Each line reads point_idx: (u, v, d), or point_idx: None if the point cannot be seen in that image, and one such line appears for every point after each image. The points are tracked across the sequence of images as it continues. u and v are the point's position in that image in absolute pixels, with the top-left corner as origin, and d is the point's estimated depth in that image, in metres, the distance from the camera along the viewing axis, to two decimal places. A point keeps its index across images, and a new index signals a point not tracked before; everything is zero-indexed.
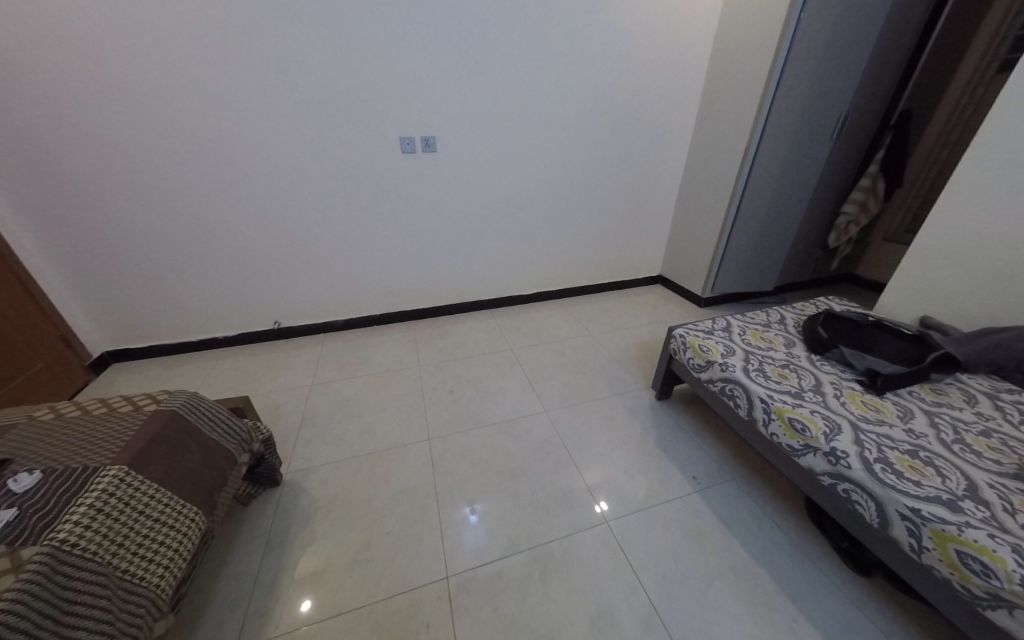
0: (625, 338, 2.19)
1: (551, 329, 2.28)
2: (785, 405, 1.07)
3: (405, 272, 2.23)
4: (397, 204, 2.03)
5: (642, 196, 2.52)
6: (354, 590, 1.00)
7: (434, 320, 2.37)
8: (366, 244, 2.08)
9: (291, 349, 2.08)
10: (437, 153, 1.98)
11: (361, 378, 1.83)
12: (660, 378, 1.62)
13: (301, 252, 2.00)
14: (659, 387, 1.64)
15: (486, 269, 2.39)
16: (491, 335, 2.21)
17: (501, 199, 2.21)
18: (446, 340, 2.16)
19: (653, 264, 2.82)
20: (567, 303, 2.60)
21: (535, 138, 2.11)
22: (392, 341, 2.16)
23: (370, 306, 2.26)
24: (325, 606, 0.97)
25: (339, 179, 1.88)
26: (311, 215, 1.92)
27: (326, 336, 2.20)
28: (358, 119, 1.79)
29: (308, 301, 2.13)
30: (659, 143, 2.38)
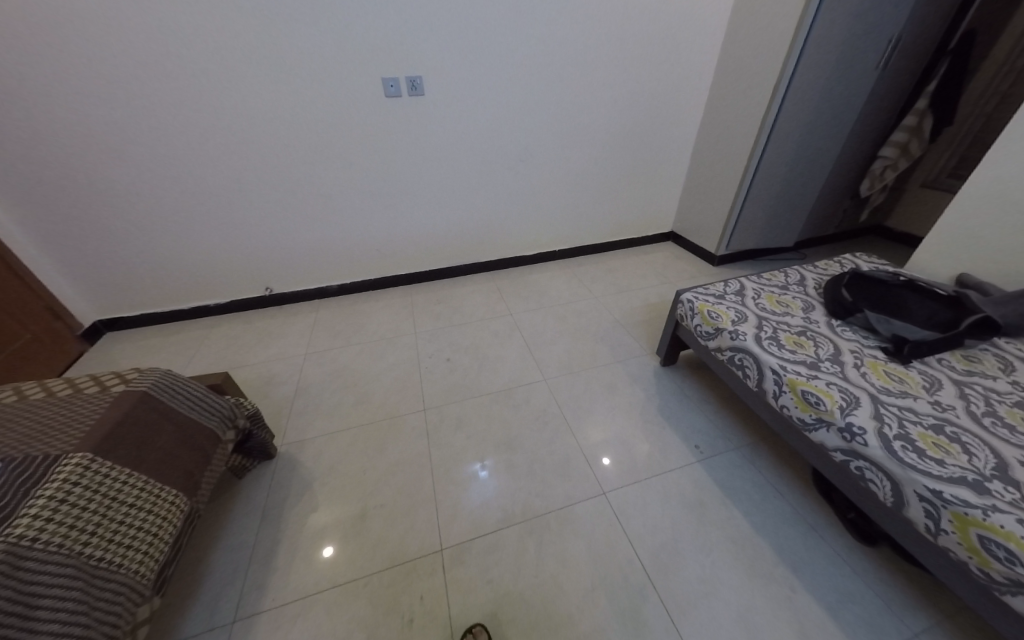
0: (631, 300, 2.08)
1: (554, 292, 2.18)
2: (799, 377, 0.99)
3: (398, 234, 2.11)
4: (384, 158, 1.87)
5: (654, 144, 2.29)
6: (362, 552, 1.04)
7: (431, 284, 2.28)
8: (355, 205, 1.96)
9: (285, 317, 2.03)
10: (425, 97, 1.77)
11: (356, 347, 1.80)
12: (665, 343, 1.54)
13: (285, 215, 1.89)
14: (664, 353, 1.58)
15: (485, 229, 2.25)
16: (490, 300, 2.12)
17: (498, 151, 2.02)
18: (444, 306, 2.09)
19: (665, 220, 2.64)
20: (571, 264, 2.47)
21: (534, 77, 1.87)
22: (389, 307, 2.09)
23: (364, 270, 2.17)
24: (346, 560, 1.02)
25: (318, 131, 1.72)
26: (292, 174, 1.78)
27: (320, 303, 2.13)
28: (332, 60, 1.58)
29: (299, 266, 2.05)
30: (674, 82, 2.11)
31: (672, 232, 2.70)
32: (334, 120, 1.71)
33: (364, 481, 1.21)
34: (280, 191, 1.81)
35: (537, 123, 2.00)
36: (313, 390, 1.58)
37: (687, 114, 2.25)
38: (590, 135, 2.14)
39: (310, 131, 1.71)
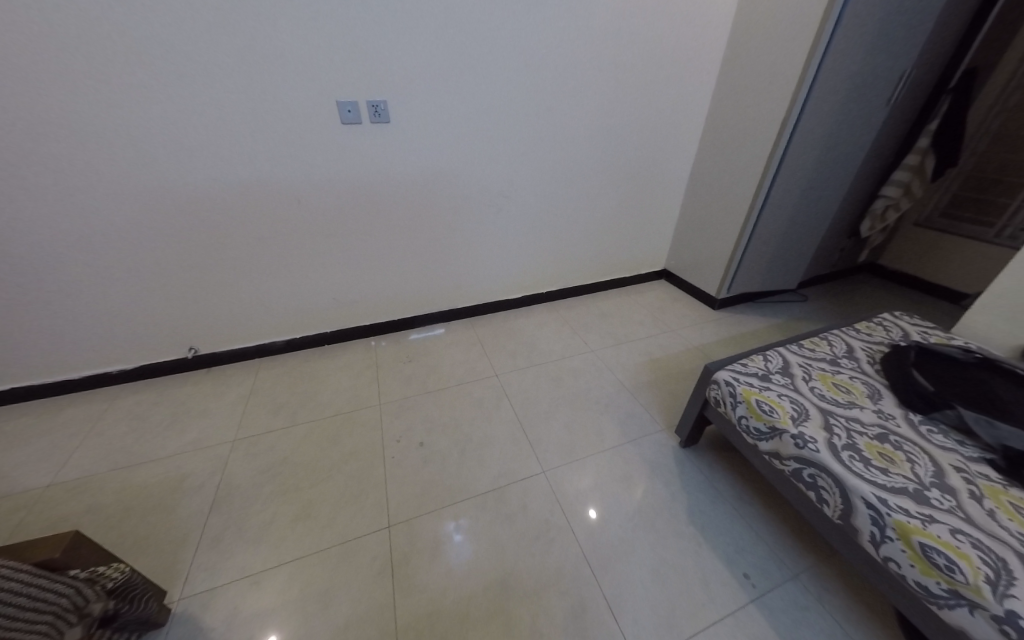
0: (633, 353, 1.81)
1: (543, 344, 1.88)
2: (909, 520, 0.71)
3: (358, 279, 1.77)
4: (338, 189, 1.54)
5: (648, 178, 2.10)
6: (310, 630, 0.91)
7: (400, 335, 1.94)
8: (303, 245, 1.60)
9: (211, 385, 1.61)
10: (389, 124, 1.49)
11: (303, 426, 1.42)
12: (686, 423, 1.28)
13: (212, 261, 1.51)
14: (684, 434, 1.31)
15: (462, 270, 1.95)
16: (470, 356, 1.80)
17: (476, 184, 1.74)
18: (414, 364, 1.74)
19: (658, 257, 2.43)
20: (559, 308, 2.19)
21: (518, 104, 1.63)
22: (345, 367, 1.72)
23: (317, 322, 1.80)
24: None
25: (255, 159, 1.38)
26: (221, 211, 1.43)
27: (260, 364, 1.73)
28: (272, 75, 1.28)
29: (233, 321, 1.66)
30: (669, 115, 1.94)
31: (665, 269, 2.48)
32: (275, 147, 1.39)
33: (311, 625, 0.91)
34: (203, 230, 1.44)
35: (521, 155, 1.76)
36: (236, 500, 1.17)
37: (682, 147, 2.07)
38: (580, 166, 1.91)
39: (244, 160, 1.37)
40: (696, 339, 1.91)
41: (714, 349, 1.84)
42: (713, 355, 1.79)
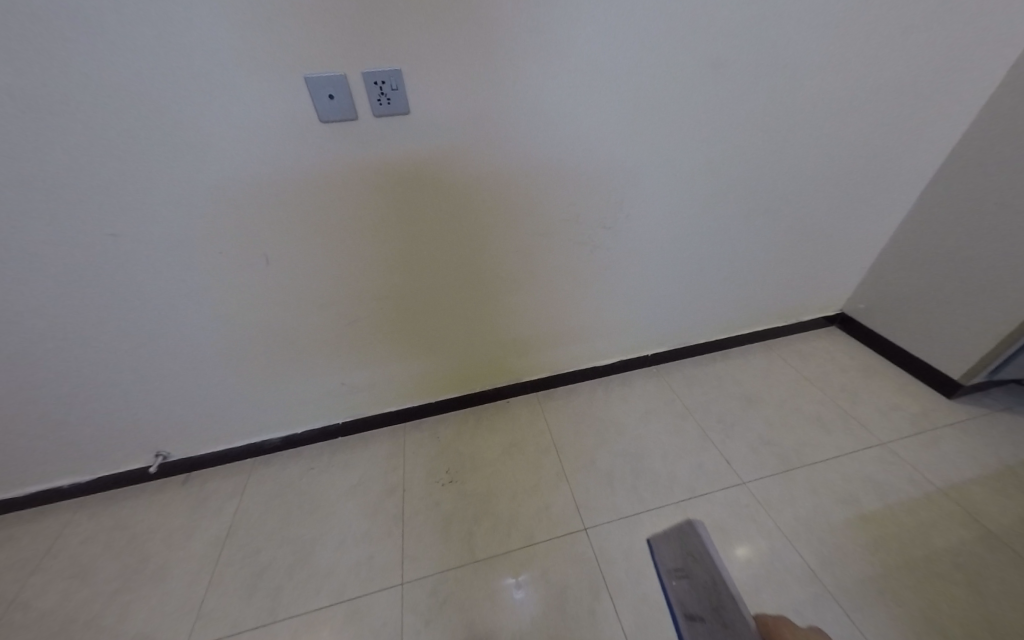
0: (820, 496, 1.06)
1: (656, 462, 1.18)
2: None
3: (373, 356, 1.19)
4: (338, 228, 0.94)
5: (855, 178, 1.21)
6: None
7: (440, 427, 1.35)
8: (290, 316, 1.05)
9: (180, 511, 1.15)
10: (407, 114, 0.83)
11: (285, 629, 0.91)
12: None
13: (157, 347, 1.01)
14: (705, 588, 0.66)
15: (528, 330, 1.29)
16: (540, 481, 1.16)
17: (563, 202, 1.03)
18: (454, 492, 1.15)
19: (834, 297, 1.55)
20: (673, 380, 1.46)
21: (644, 58, 0.87)
22: (359, 490, 1.18)
23: (323, 413, 1.28)
24: None
25: (181, 198, 0.83)
26: (147, 279, 0.91)
27: (250, 471, 1.25)
28: (177, 42, 0.68)
29: (208, 420, 1.18)
30: (928, 60, 1.02)
31: (840, 313, 1.60)
32: (213, 176, 0.81)
33: None
34: (130, 309, 0.94)
35: (641, 153, 1.00)
36: None
37: (936, 120, 1.13)
38: (739, 163, 1.09)
39: (162, 201, 0.82)
40: (935, 470, 1.09)
41: (987, 502, 1.01)
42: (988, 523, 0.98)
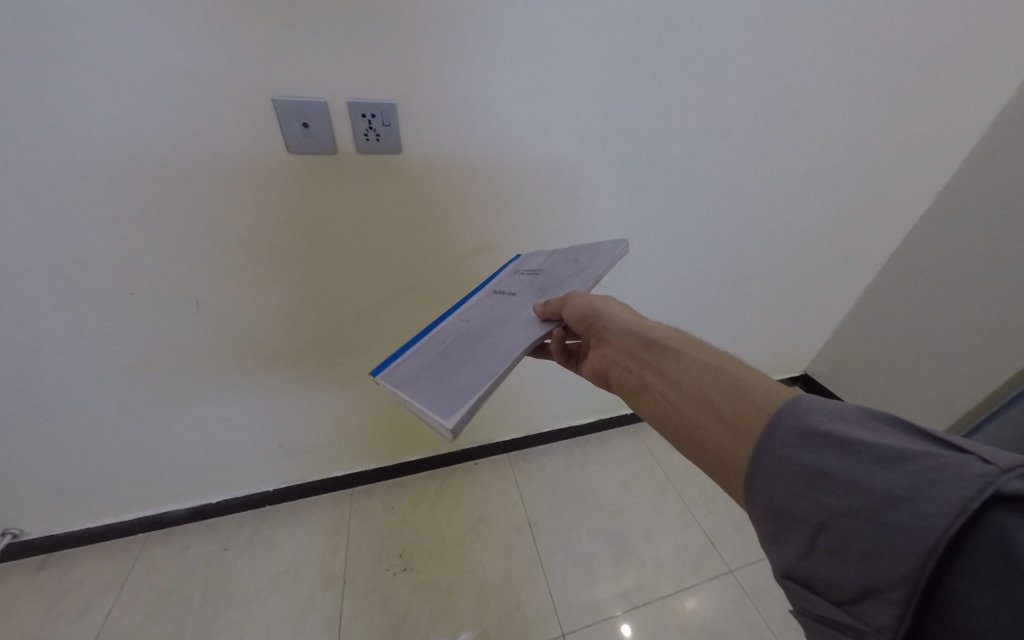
0: None
1: (639, 543, 1.09)
2: None
3: (323, 414, 1.02)
4: (300, 276, 0.80)
5: (826, 254, 1.26)
6: None
7: (395, 495, 1.18)
8: (222, 368, 0.87)
9: (24, 614, 0.85)
10: (396, 154, 0.72)
11: None
12: (483, 324, 0.57)
13: (27, 394, 0.77)
14: (551, 278, 0.62)
15: (502, 390, 1.20)
16: (511, 568, 1.02)
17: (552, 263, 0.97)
18: (409, 584, 0.98)
19: (799, 363, 1.59)
20: (650, 443, 1.39)
21: (650, 121, 0.83)
22: (286, 580, 0.96)
23: (250, 478, 1.06)
24: None
25: (87, 222, 0.65)
26: (23, 313, 0.69)
27: (139, 552, 0.97)
28: (105, 30, 0.53)
29: (90, 487, 0.91)
30: (894, 154, 1.09)
31: (803, 373, 1.63)
32: (137, 196, 0.65)
33: None
34: None
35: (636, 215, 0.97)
36: None
37: (895, 209, 1.21)
38: (726, 229, 1.08)
39: (57, 220, 0.63)
40: None
41: None
42: None
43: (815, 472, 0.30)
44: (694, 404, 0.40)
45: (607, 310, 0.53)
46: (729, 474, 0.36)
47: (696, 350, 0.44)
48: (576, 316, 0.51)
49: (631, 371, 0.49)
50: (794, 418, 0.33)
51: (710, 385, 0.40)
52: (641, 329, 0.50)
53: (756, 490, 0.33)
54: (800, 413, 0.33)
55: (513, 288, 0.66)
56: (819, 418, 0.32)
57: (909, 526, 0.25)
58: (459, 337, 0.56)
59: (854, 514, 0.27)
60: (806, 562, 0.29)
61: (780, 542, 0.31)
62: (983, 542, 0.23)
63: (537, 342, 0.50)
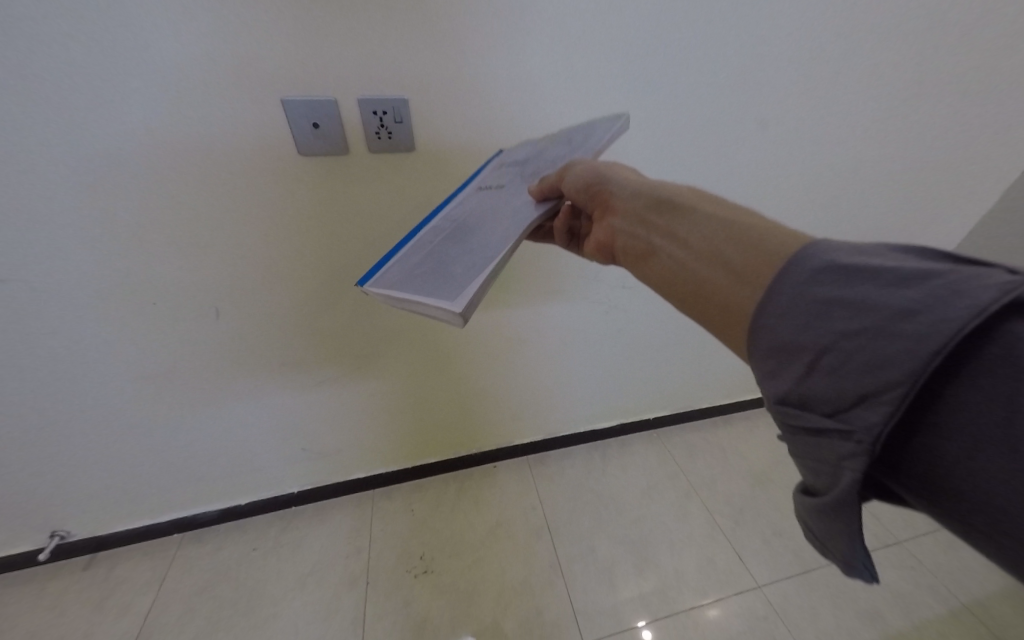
0: (841, 607, 0.95)
1: (662, 554, 1.06)
2: None
3: (343, 418, 1.03)
4: (320, 284, 0.80)
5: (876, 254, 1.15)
6: None
7: (417, 496, 1.19)
8: (245, 376, 0.89)
9: (75, 607, 0.91)
10: (411, 149, 0.68)
11: None
12: (471, 218, 0.51)
13: (68, 405, 0.81)
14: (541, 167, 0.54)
15: (521, 394, 1.18)
16: (531, 574, 1.02)
17: (569, 263, 0.94)
18: (429, 586, 0.99)
19: None
20: (675, 448, 1.35)
21: (685, 118, 0.75)
22: (312, 580, 0.99)
23: (277, 480, 1.09)
24: None
25: (110, 240, 0.66)
26: (58, 329, 0.72)
27: (177, 549, 1.02)
28: (117, 43, 0.52)
29: (128, 488, 0.96)
30: (966, 142, 0.96)
31: None
32: (155, 213, 0.65)
33: None
34: (33, 360, 0.74)
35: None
36: None
37: (958, 205, 1.09)
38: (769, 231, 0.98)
39: (84, 238, 0.65)
40: (955, 577, 1.00)
41: (1013, 622, 0.92)
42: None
43: (819, 294, 0.25)
44: (697, 257, 0.35)
45: (608, 178, 0.46)
46: (725, 319, 0.32)
47: (709, 204, 0.38)
48: (575, 190, 0.47)
49: (634, 237, 0.42)
50: (809, 250, 0.27)
51: (718, 233, 0.34)
52: (648, 191, 0.43)
53: (756, 333, 0.28)
54: (817, 248, 0.27)
55: (498, 180, 0.57)
56: (833, 249, 0.26)
57: (918, 330, 0.21)
58: (447, 236, 0.51)
59: (868, 336, 0.23)
60: (798, 384, 0.25)
61: (771, 367, 0.27)
62: (1003, 357, 0.20)
63: (534, 223, 0.47)
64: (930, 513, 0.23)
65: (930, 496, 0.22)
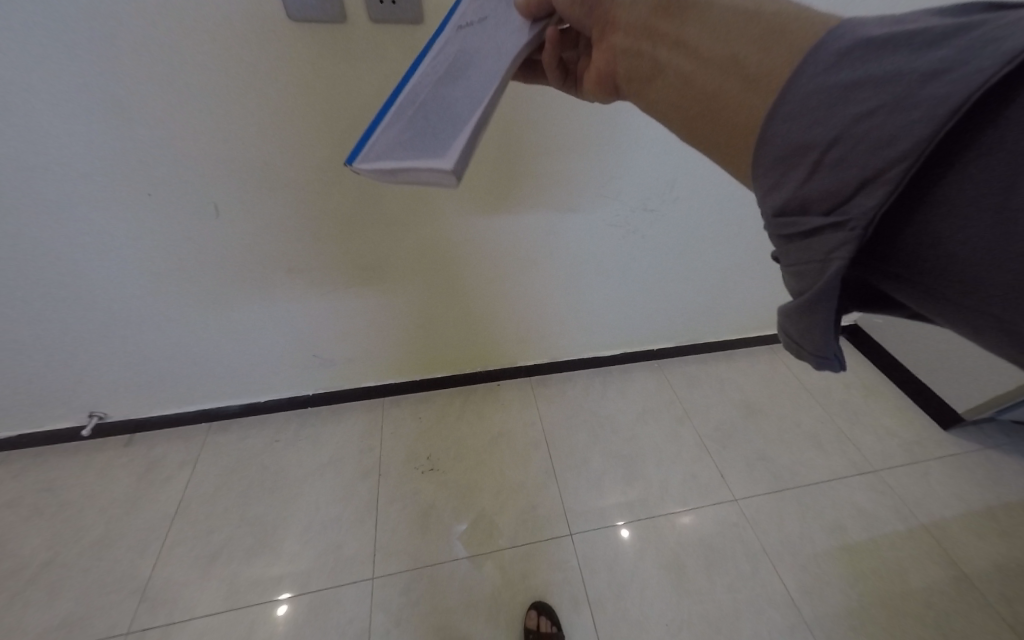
0: (809, 520, 1.04)
1: (650, 468, 1.15)
2: None
3: (352, 328, 1.06)
4: (321, 179, 0.76)
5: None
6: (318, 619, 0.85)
7: (424, 406, 1.27)
8: (255, 278, 0.89)
9: (122, 476, 1.02)
10: (416, 23, 0.60)
11: (245, 616, 0.84)
12: (457, 60, 0.43)
13: (87, 294, 0.83)
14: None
15: (528, 317, 1.19)
16: (528, 476, 1.12)
17: (587, 176, 0.88)
18: (435, 481, 1.09)
19: None
20: (674, 378, 1.39)
21: None
22: (329, 469, 1.09)
23: (293, 383, 1.15)
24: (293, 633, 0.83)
25: (96, 113, 0.62)
26: (62, 212, 0.72)
27: (205, 435, 1.12)
28: None
29: (155, 378, 1.03)
30: None
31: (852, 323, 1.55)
32: (139, 83, 0.60)
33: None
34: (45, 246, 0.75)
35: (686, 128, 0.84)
36: None
37: None
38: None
39: (73, 113, 0.61)
40: (920, 504, 1.08)
41: (963, 541, 1.01)
42: (961, 559, 0.98)
43: (838, 81, 0.22)
44: (710, 67, 0.30)
45: None
46: (733, 138, 0.29)
47: None
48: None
49: (640, 56, 0.37)
50: (839, 32, 0.23)
51: (735, 31, 0.29)
52: None
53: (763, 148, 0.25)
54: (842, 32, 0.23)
55: (480, 12, 0.47)
56: (861, 29, 0.22)
57: (935, 94, 0.18)
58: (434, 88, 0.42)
59: (881, 115, 0.20)
60: (801, 186, 0.23)
61: (774, 176, 0.25)
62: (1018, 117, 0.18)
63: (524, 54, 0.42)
64: (912, 299, 0.23)
65: (913, 279, 0.22)
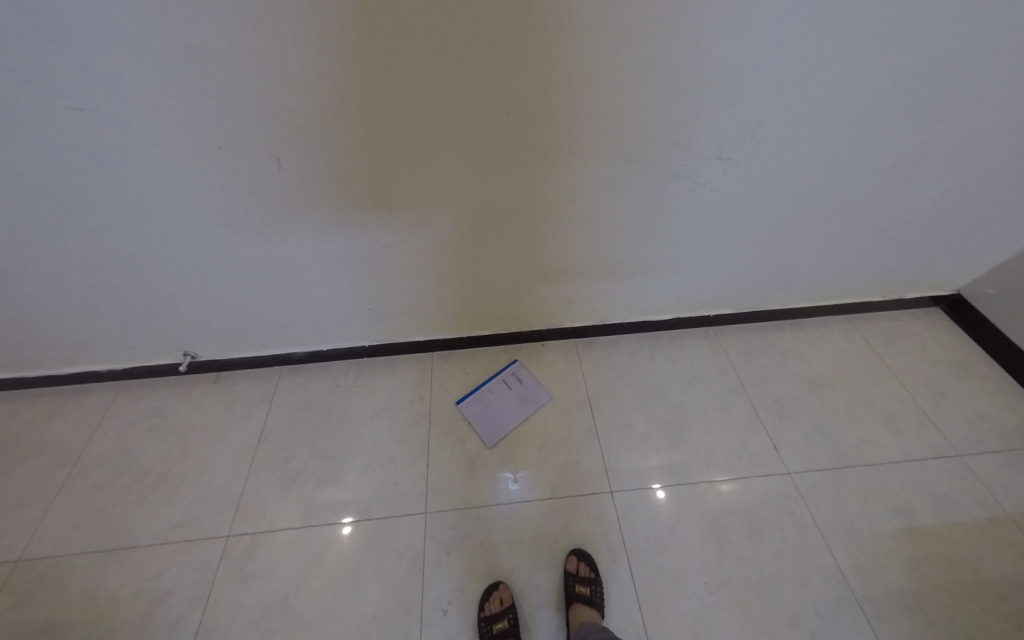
0: (871, 500, 0.98)
1: (697, 435, 1.12)
2: None
3: (404, 284, 1.09)
4: (382, 139, 0.77)
5: None
6: (378, 545, 0.95)
7: (471, 362, 1.31)
8: (317, 233, 0.93)
9: (213, 407, 1.18)
10: None
11: (319, 534, 0.96)
12: None
13: (178, 247, 0.93)
14: None
15: (576, 279, 1.16)
16: (571, 434, 1.14)
17: (653, 124, 0.80)
18: (481, 431, 1.14)
19: (949, 278, 1.30)
20: (730, 346, 1.32)
21: None
22: (385, 414, 1.18)
23: (352, 334, 1.23)
24: (358, 552, 0.94)
25: (178, 76, 0.67)
26: (152, 169, 0.78)
27: (277, 377, 1.25)
28: None
29: (234, 326, 1.14)
30: None
31: (954, 293, 1.34)
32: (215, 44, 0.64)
33: (351, 560, 0.93)
34: (143, 202, 0.83)
35: (774, 64, 0.73)
36: None
37: None
38: (898, 88, 0.80)
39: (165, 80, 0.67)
40: (1008, 494, 0.97)
41: None
42: None
43: None
44: None
45: None
46: None
47: None
48: None
49: None
50: None
51: None
52: None
53: None
54: None
55: None
56: None
57: None
58: None
59: None
60: None
61: None
62: None
63: None
64: None
65: None
